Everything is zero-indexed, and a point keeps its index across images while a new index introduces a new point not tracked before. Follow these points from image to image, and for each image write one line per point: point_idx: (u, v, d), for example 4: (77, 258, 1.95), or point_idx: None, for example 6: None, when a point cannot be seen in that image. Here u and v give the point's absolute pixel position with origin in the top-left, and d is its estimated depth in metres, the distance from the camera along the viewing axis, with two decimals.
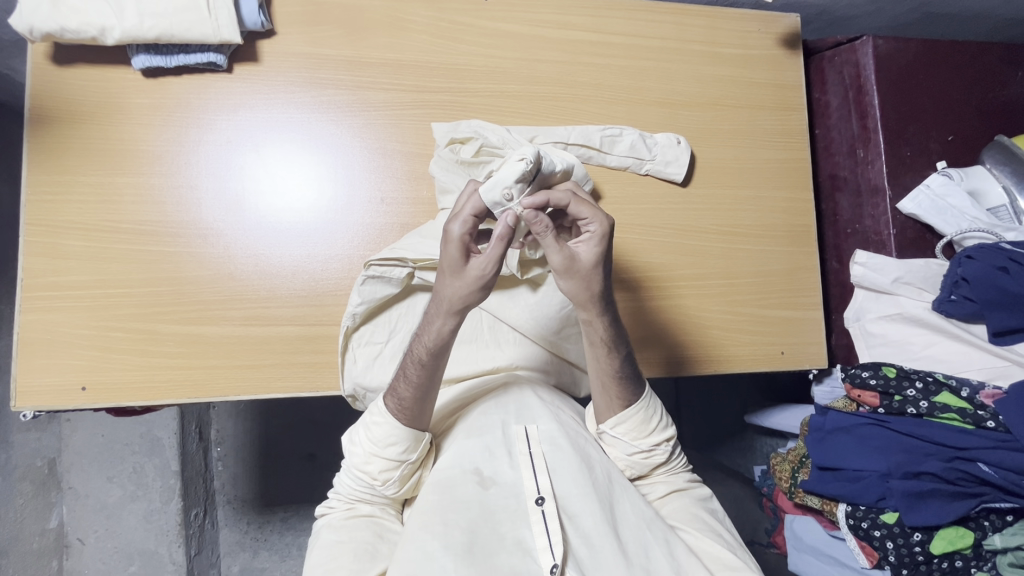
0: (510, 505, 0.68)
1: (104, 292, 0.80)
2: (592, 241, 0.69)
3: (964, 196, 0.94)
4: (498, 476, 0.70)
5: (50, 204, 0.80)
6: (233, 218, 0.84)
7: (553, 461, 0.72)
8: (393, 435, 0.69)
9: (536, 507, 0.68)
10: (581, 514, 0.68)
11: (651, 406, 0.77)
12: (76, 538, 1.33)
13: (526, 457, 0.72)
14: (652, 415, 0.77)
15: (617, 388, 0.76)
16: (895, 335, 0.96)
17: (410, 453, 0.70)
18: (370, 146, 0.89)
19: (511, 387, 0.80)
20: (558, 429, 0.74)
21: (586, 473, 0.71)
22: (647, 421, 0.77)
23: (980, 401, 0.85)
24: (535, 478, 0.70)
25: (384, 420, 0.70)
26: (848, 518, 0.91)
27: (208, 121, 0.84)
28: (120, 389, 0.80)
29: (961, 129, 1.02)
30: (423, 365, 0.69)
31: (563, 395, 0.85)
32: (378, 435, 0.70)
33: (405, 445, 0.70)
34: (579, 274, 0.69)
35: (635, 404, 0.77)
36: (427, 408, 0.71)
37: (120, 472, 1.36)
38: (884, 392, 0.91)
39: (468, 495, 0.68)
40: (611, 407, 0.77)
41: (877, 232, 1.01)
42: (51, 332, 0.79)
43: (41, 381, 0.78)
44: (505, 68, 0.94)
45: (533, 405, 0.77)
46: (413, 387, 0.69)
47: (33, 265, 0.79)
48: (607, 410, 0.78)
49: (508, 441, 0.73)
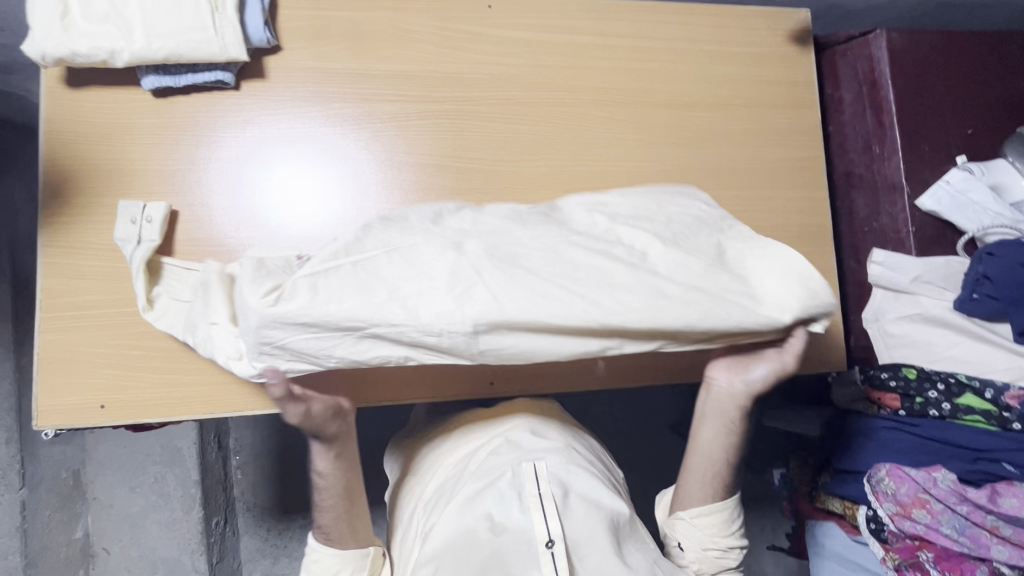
0: (519, 552, 0.66)
1: (120, 311, 0.81)
2: (776, 371, 0.71)
3: (985, 191, 0.92)
4: (508, 522, 0.68)
5: (65, 224, 0.81)
6: (243, 232, 0.85)
7: (563, 506, 0.70)
8: (335, 565, 0.78)
9: (546, 550, 0.65)
10: (590, 556, 0.66)
11: (735, 511, 0.81)
12: (101, 547, 1.38)
13: (536, 499, 0.69)
14: (732, 518, 0.81)
15: (721, 476, 0.80)
16: (916, 336, 0.94)
17: (358, 573, 0.80)
18: (386, 146, 0.89)
19: (518, 426, 0.81)
20: (566, 472, 0.74)
21: (595, 516, 0.70)
22: (727, 523, 0.81)
23: (1006, 403, 0.83)
24: (545, 522, 0.67)
25: (319, 555, 0.79)
26: (870, 522, 0.91)
27: (216, 138, 0.85)
28: (138, 405, 0.81)
29: (981, 121, 0.99)
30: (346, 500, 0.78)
31: (572, 426, 0.88)
32: (322, 567, 0.79)
33: (349, 569, 0.79)
34: (734, 395, 0.75)
35: (726, 502, 0.80)
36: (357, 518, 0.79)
37: (142, 482, 1.39)
38: (904, 394, 0.89)
39: (478, 540, 0.67)
40: (693, 494, 0.81)
41: (895, 230, 0.98)
42: (69, 350, 0.80)
43: (61, 400, 0.79)
44: (509, 74, 0.93)
45: (539, 443, 0.78)
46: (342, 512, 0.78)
47: (51, 286, 0.80)
48: (691, 500, 0.81)
49: (518, 483, 0.72)
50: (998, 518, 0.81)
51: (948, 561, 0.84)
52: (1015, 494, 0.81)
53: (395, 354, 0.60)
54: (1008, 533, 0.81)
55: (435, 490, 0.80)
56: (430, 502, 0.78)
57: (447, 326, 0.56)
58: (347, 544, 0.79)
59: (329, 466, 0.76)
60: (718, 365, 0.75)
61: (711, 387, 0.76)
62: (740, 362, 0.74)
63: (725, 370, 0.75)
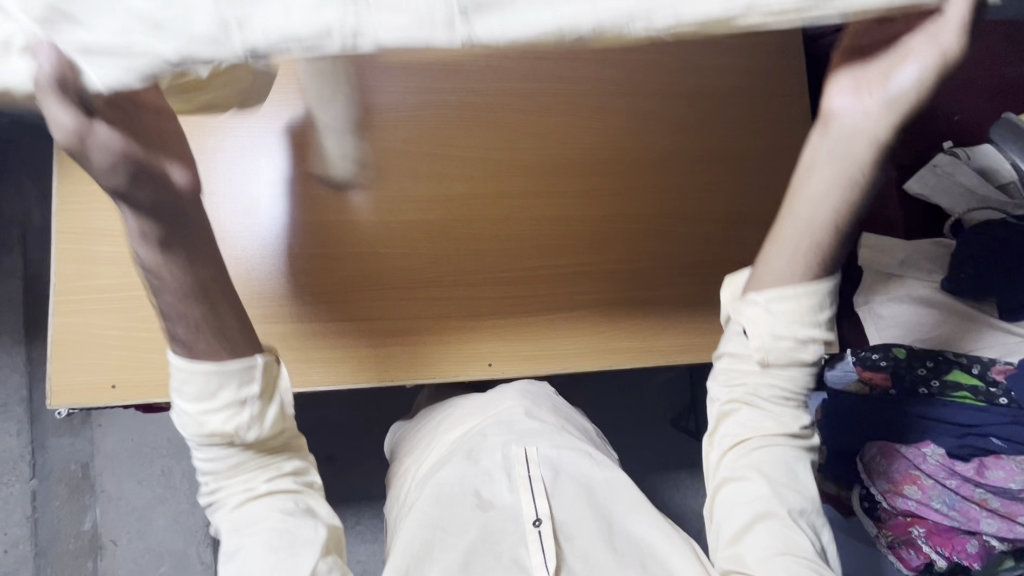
0: (508, 529, 0.69)
1: (130, 295, 0.84)
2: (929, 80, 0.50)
3: (971, 172, 0.93)
4: (497, 499, 0.72)
5: (78, 212, 0.85)
6: (247, 221, 0.88)
7: (552, 487, 0.73)
8: (211, 382, 0.58)
9: (534, 528, 0.69)
10: (578, 535, 0.70)
11: (828, 294, 0.64)
12: (109, 539, 1.38)
13: (525, 480, 0.73)
14: (823, 308, 0.65)
15: (821, 251, 0.62)
16: (906, 317, 0.94)
17: (247, 389, 0.60)
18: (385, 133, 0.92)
19: (512, 404, 0.83)
20: (556, 453, 0.77)
21: (582, 497, 0.73)
22: (816, 309, 0.64)
23: (992, 378, 0.86)
24: (533, 501, 0.71)
25: (189, 375, 0.58)
26: (863, 500, 0.92)
27: (223, 129, 0.90)
28: (147, 386, 0.83)
29: (966, 108, 1.01)
30: (202, 295, 0.56)
31: (566, 408, 0.92)
32: (197, 391, 0.59)
33: (235, 382, 0.59)
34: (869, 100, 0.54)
35: (808, 286, 0.64)
36: (225, 317, 0.59)
37: (149, 475, 1.39)
38: (894, 373, 0.90)
39: (467, 517, 0.70)
40: (782, 268, 0.64)
41: (884, 214, 1.01)
42: (81, 333, 0.83)
43: (73, 381, 0.82)
44: (506, 65, 0.96)
45: (532, 424, 0.81)
46: (218, 337, 0.58)
47: (64, 271, 0.83)
48: (770, 279, 0.65)
49: (508, 464, 0.75)
50: (986, 491, 0.83)
51: (939, 535, 0.86)
52: (1002, 466, 0.83)
53: (342, 29, 0.40)
54: (996, 505, 0.83)
55: (427, 468, 0.82)
56: (421, 477, 0.81)
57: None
58: (221, 359, 0.58)
59: (145, 246, 0.53)
60: (839, 82, 0.56)
61: (828, 120, 0.57)
62: (869, 58, 0.54)
63: (849, 96, 0.55)
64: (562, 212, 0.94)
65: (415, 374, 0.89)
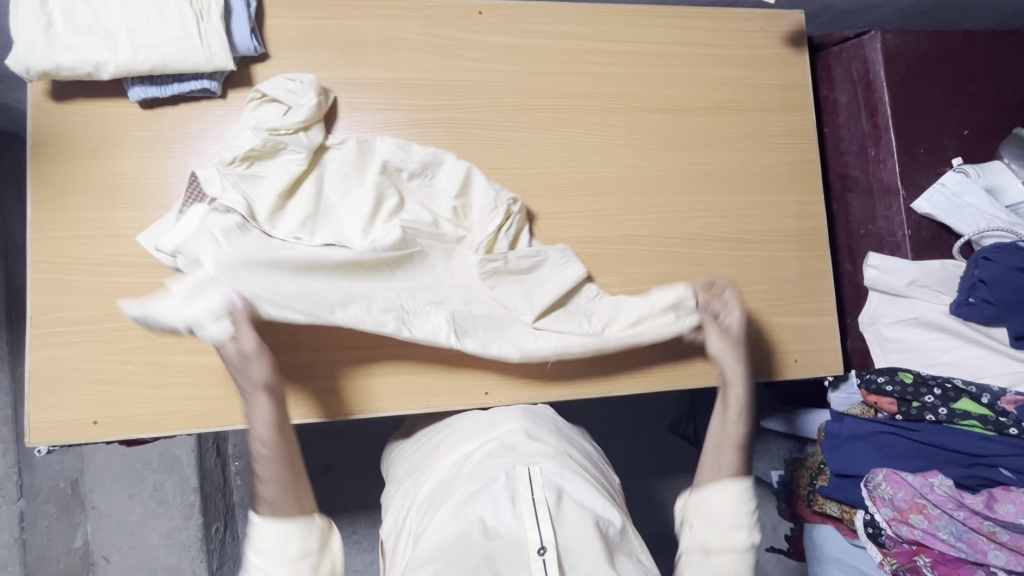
0: (512, 558, 0.66)
1: (112, 326, 0.81)
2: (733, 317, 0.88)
3: (981, 193, 0.92)
4: (501, 526, 0.68)
5: (56, 240, 0.81)
6: None
7: (558, 512, 0.69)
8: (275, 534, 0.68)
9: (539, 557, 0.65)
10: (583, 563, 0.66)
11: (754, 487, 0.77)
12: (100, 556, 1.36)
13: (529, 504, 0.69)
14: (751, 498, 0.77)
15: (735, 447, 0.80)
16: (913, 341, 0.93)
17: (308, 540, 0.70)
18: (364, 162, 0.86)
19: (513, 427, 0.80)
20: (561, 476, 0.74)
21: (589, 520, 0.70)
22: (745, 499, 0.76)
23: (1002, 408, 0.84)
24: (538, 528, 0.67)
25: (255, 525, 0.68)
26: (866, 526, 0.90)
27: (199, 151, 0.84)
28: (131, 421, 0.80)
29: (977, 122, 0.98)
30: (290, 461, 0.71)
31: (568, 431, 0.88)
32: (267, 543, 0.68)
33: (296, 536, 0.69)
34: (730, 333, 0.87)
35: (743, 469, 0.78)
36: (301, 489, 0.71)
37: (141, 491, 1.37)
38: (901, 399, 0.88)
39: (469, 546, 0.67)
40: (715, 471, 0.78)
41: (891, 233, 0.97)
42: (60, 367, 0.80)
43: (53, 418, 0.79)
44: (502, 81, 0.92)
45: (535, 448, 0.77)
46: (292, 495, 0.70)
47: (41, 303, 0.80)
48: (709, 475, 0.78)
49: (511, 487, 0.71)
50: (995, 524, 0.81)
51: (945, 565, 0.84)
52: (1011, 500, 0.81)
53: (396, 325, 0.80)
54: (1005, 539, 0.81)
55: (426, 497, 0.79)
56: (421, 504, 0.79)
57: (431, 309, 0.82)
58: (295, 512, 0.70)
59: (258, 427, 0.71)
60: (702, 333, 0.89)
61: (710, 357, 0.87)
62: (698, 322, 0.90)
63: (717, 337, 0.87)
64: (561, 235, 0.92)
65: (410, 404, 0.86)
